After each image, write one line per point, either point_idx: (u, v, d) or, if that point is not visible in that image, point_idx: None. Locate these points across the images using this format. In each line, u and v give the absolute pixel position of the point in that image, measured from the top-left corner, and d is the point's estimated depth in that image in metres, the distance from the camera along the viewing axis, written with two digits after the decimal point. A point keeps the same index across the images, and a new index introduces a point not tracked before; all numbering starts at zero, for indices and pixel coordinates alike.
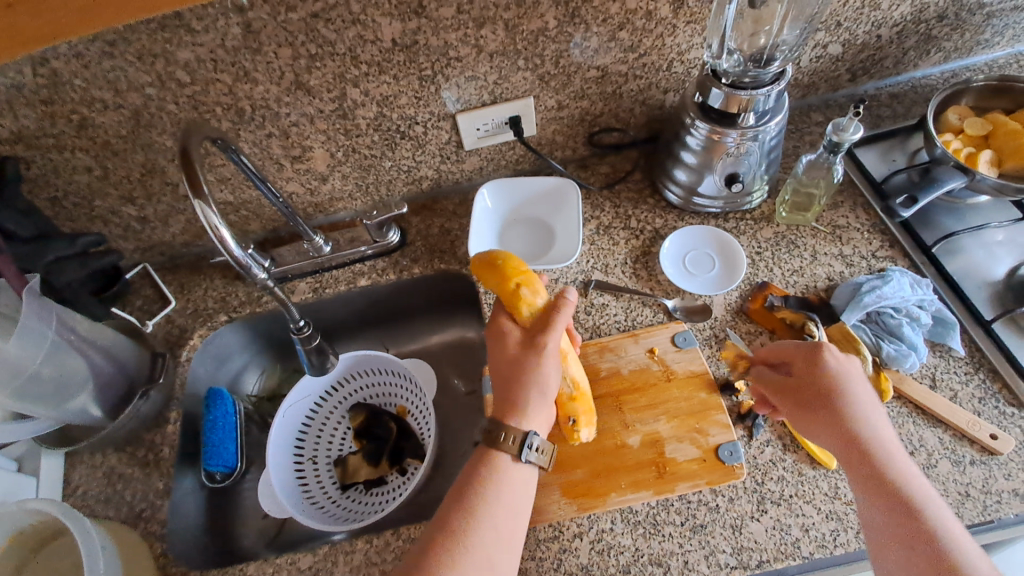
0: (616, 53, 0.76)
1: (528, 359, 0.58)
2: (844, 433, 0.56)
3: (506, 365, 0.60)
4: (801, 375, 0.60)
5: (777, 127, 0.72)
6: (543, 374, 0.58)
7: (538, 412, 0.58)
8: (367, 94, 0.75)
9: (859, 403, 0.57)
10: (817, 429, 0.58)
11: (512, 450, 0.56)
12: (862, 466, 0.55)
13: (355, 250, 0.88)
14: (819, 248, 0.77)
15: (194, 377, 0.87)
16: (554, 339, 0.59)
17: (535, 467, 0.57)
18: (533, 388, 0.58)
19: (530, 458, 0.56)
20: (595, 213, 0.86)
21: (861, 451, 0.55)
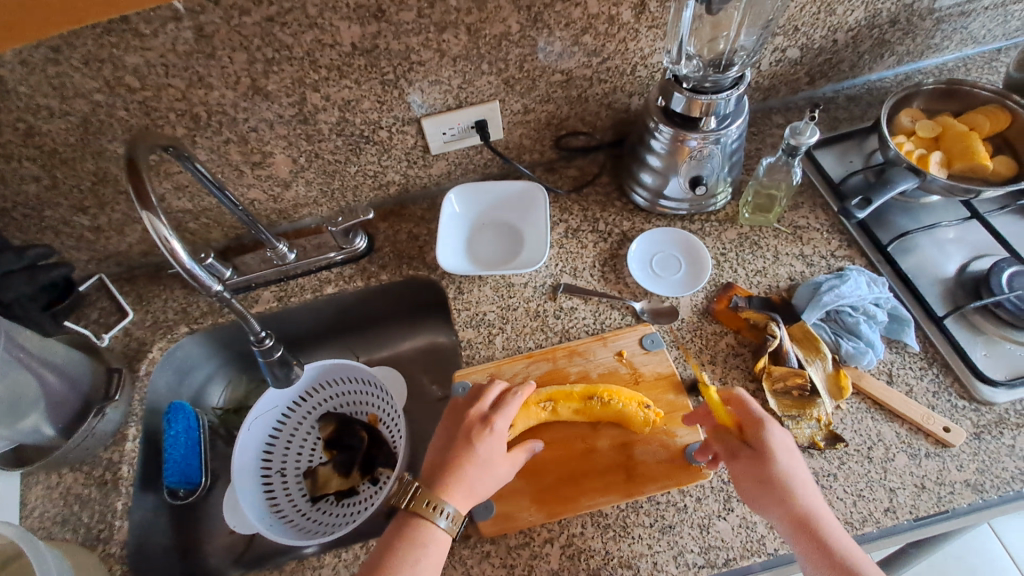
0: (580, 58, 0.77)
1: (475, 434, 0.62)
2: (762, 472, 0.57)
3: (455, 433, 0.63)
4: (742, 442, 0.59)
5: (737, 130, 0.73)
6: (484, 452, 0.60)
7: (469, 486, 0.59)
8: (327, 99, 0.73)
9: (786, 462, 0.57)
10: (765, 500, 0.56)
11: (430, 516, 0.57)
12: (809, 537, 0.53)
13: (323, 256, 0.86)
14: (781, 249, 0.79)
15: (154, 391, 0.84)
16: (502, 419, 0.63)
17: (447, 535, 0.57)
18: (471, 461, 0.60)
19: (438, 523, 0.57)
20: (564, 216, 0.86)
21: (807, 524, 0.54)
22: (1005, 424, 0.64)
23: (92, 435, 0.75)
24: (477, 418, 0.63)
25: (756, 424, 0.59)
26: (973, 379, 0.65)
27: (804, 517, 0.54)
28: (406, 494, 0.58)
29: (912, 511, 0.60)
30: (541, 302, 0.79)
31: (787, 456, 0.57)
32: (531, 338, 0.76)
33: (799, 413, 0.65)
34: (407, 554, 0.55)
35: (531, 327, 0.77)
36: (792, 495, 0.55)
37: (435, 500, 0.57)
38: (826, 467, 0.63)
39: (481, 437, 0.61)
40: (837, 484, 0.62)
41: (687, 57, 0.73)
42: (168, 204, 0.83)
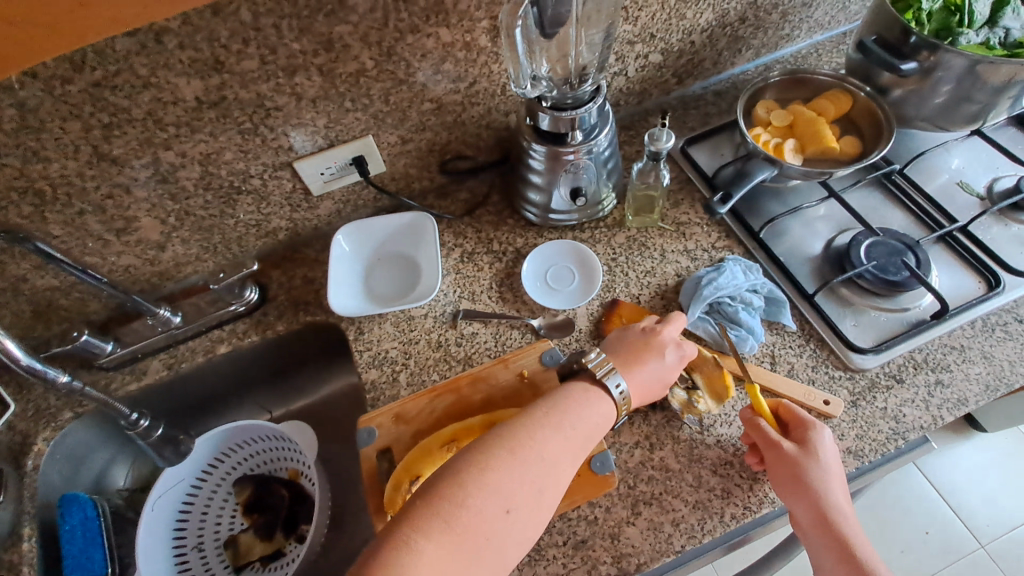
0: (446, 84, 0.77)
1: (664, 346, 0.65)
2: (823, 505, 0.58)
3: (633, 351, 0.65)
4: (790, 447, 0.61)
5: (607, 138, 0.76)
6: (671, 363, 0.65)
7: (644, 381, 0.63)
8: (185, 155, 0.70)
9: (842, 493, 0.59)
10: (796, 498, 0.60)
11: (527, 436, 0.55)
12: (831, 531, 0.58)
13: (222, 310, 0.83)
14: (666, 247, 0.81)
15: (45, 484, 0.78)
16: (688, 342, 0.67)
17: (613, 409, 0.60)
18: (648, 365, 0.64)
19: (612, 394, 0.60)
20: (458, 241, 0.86)
21: (831, 520, 0.58)
22: (876, 388, 0.68)
23: None
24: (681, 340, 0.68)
25: (813, 456, 0.60)
26: (846, 350, 0.69)
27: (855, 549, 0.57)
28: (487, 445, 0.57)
29: None
30: (442, 331, 0.79)
31: (830, 455, 0.61)
32: (435, 370, 0.76)
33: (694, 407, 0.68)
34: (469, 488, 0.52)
35: (434, 359, 0.77)
36: (826, 494, 0.59)
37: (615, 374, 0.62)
38: (723, 456, 0.66)
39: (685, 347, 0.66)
40: (734, 471, 0.65)
41: (535, 80, 0.73)
42: (31, 284, 0.77)
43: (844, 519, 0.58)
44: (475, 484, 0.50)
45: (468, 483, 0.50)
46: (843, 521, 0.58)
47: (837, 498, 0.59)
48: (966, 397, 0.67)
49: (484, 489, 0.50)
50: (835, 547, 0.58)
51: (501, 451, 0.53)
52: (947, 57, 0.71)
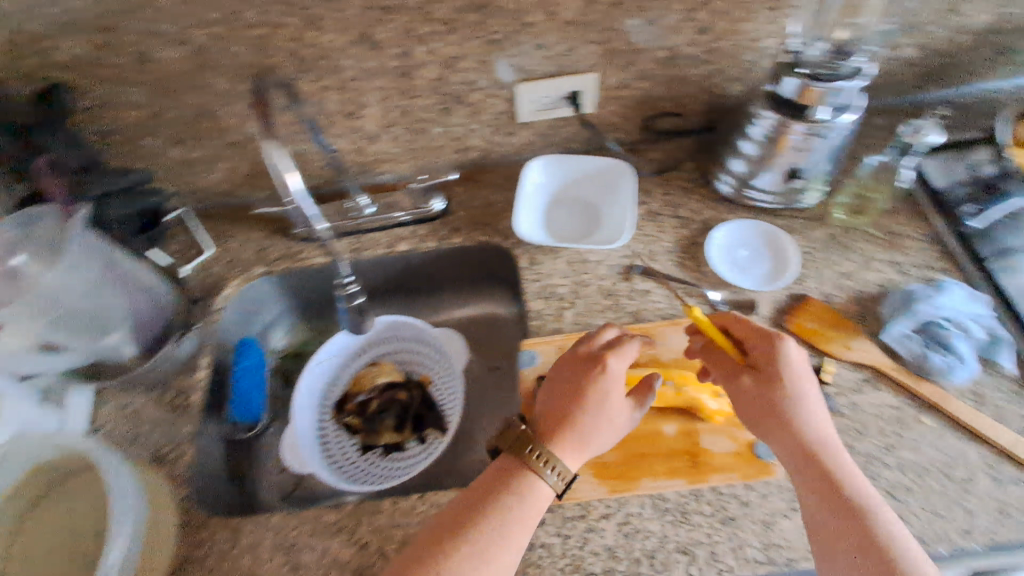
0: (690, 35, 0.74)
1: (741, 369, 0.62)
2: (795, 433, 0.57)
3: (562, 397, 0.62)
4: (805, 386, 0.59)
5: (849, 126, 0.70)
6: (777, 398, 0.59)
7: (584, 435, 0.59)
8: (430, 54, 0.73)
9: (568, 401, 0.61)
10: (766, 425, 0.59)
11: (536, 467, 0.57)
12: (812, 465, 0.56)
13: (393, 216, 0.88)
14: (872, 254, 0.76)
15: (225, 325, 0.87)
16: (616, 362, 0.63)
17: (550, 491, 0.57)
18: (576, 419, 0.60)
19: (545, 479, 0.57)
20: (643, 199, 0.85)
21: (812, 451, 0.56)
22: None
23: (168, 360, 0.78)
24: (752, 352, 0.63)
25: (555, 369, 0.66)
26: None
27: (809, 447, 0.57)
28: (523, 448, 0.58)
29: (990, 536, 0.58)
30: (615, 281, 0.78)
31: (813, 399, 0.59)
32: (601, 315, 0.76)
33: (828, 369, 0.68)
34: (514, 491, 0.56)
35: (602, 305, 0.77)
36: (803, 422, 0.58)
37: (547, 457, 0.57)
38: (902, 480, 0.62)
39: (780, 387, 0.59)
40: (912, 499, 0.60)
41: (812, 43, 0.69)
42: (258, 145, 0.84)
43: (850, 488, 0.54)
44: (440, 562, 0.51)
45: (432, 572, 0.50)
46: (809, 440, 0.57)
47: (810, 433, 0.57)
48: None
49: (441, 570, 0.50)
50: (823, 500, 0.54)
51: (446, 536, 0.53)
52: None
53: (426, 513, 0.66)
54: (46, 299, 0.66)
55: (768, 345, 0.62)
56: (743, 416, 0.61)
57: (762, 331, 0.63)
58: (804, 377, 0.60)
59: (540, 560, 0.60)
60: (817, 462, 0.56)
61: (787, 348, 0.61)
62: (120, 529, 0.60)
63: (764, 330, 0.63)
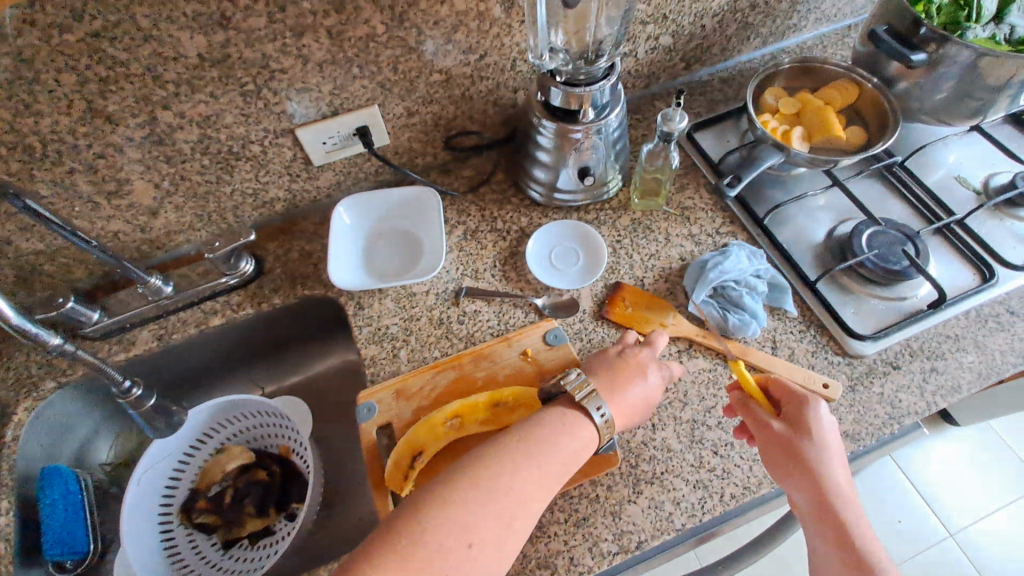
0: (456, 56, 0.75)
1: (769, 419, 0.61)
2: (817, 488, 0.57)
3: (605, 375, 0.65)
4: (824, 439, 0.59)
5: (617, 118, 0.75)
6: (801, 449, 0.58)
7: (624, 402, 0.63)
8: (183, 116, 0.67)
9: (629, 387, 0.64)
10: (790, 475, 0.59)
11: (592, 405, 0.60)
12: (830, 517, 0.56)
13: (213, 283, 0.80)
14: (671, 230, 0.81)
15: (26, 458, 0.75)
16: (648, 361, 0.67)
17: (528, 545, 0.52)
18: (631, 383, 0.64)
19: (592, 418, 0.60)
20: (461, 219, 0.85)
21: (830, 503, 0.56)
22: (873, 372, 0.69)
23: None
24: (786, 415, 0.61)
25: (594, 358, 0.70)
26: (844, 335, 0.70)
27: (825, 501, 0.57)
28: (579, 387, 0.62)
29: None
30: (444, 308, 0.77)
31: (832, 454, 0.59)
32: (436, 347, 0.75)
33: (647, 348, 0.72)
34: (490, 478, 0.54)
35: (436, 336, 0.76)
36: (825, 475, 0.57)
37: (597, 400, 0.61)
38: (724, 437, 0.66)
39: (806, 434, 0.59)
40: (734, 452, 0.66)
41: (555, 51, 0.73)
42: (13, 247, 0.74)
43: (856, 531, 0.55)
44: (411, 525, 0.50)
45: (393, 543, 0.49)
46: (833, 493, 0.57)
47: (833, 480, 0.57)
48: (959, 383, 0.69)
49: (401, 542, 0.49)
50: (843, 547, 0.55)
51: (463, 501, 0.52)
52: (954, 50, 0.71)
53: None
54: None
55: (800, 407, 0.61)
56: (768, 460, 0.60)
57: (794, 392, 0.62)
58: (829, 434, 0.60)
59: None
60: (843, 515, 0.56)
61: (819, 411, 0.60)
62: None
63: (797, 390, 0.62)
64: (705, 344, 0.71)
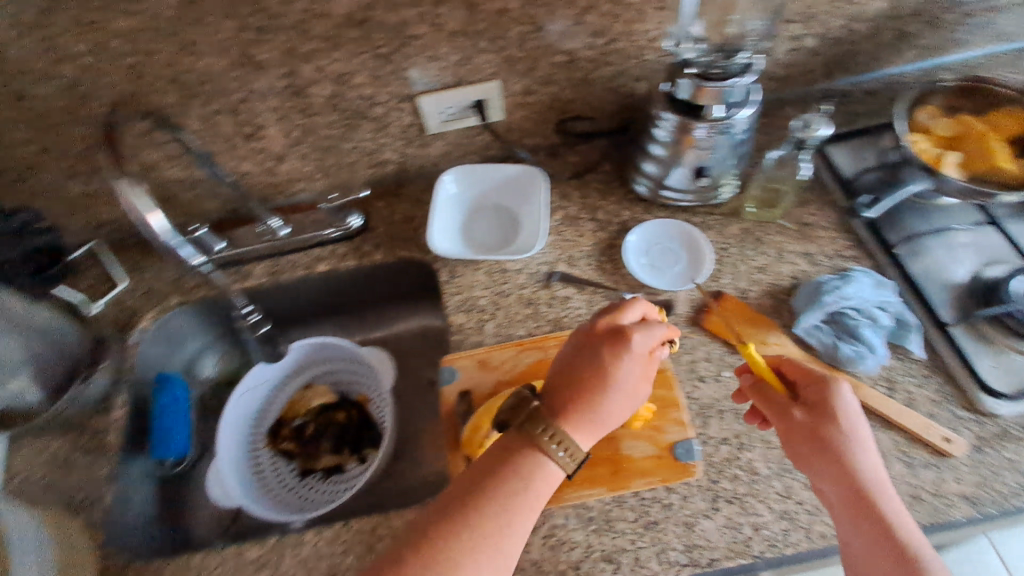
0: (584, 38, 0.73)
1: (791, 407, 0.58)
2: (850, 479, 0.54)
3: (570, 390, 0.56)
4: (846, 425, 0.55)
5: (746, 119, 0.70)
6: (828, 433, 0.55)
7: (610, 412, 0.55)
8: (321, 72, 0.71)
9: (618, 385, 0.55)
10: (819, 466, 0.55)
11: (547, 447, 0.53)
12: (864, 505, 0.52)
13: (317, 234, 0.85)
14: (785, 246, 0.76)
15: (143, 360, 0.83)
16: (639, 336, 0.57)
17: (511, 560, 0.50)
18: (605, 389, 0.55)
19: (556, 457, 0.53)
20: (563, 204, 0.84)
21: (865, 495, 0.53)
22: (1007, 437, 0.62)
23: (79, 399, 0.75)
24: (806, 399, 0.58)
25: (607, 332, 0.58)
26: (977, 390, 0.64)
27: (858, 491, 0.53)
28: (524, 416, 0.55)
29: None
30: (535, 290, 0.77)
31: (860, 439, 0.55)
32: (522, 326, 0.75)
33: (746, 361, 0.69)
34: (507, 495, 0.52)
35: (523, 315, 0.76)
36: (858, 466, 0.54)
37: (557, 435, 0.53)
38: None
39: (832, 420, 0.55)
40: None
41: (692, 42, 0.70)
42: (160, 173, 0.81)
43: (891, 515, 0.52)
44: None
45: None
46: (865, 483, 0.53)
47: (863, 464, 0.54)
48: None
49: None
50: (878, 535, 0.51)
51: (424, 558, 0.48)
52: None
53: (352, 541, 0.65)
54: None
55: (819, 389, 0.58)
56: (796, 451, 0.57)
57: (812, 372, 0.59)
58: (852, 414, 0.56)
59: None
60: (881, 509, 0.52)
61: (842, 394, 0.57)
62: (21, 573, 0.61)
63: (814, 371, 0.59)
64: (811, 371, 0.67)
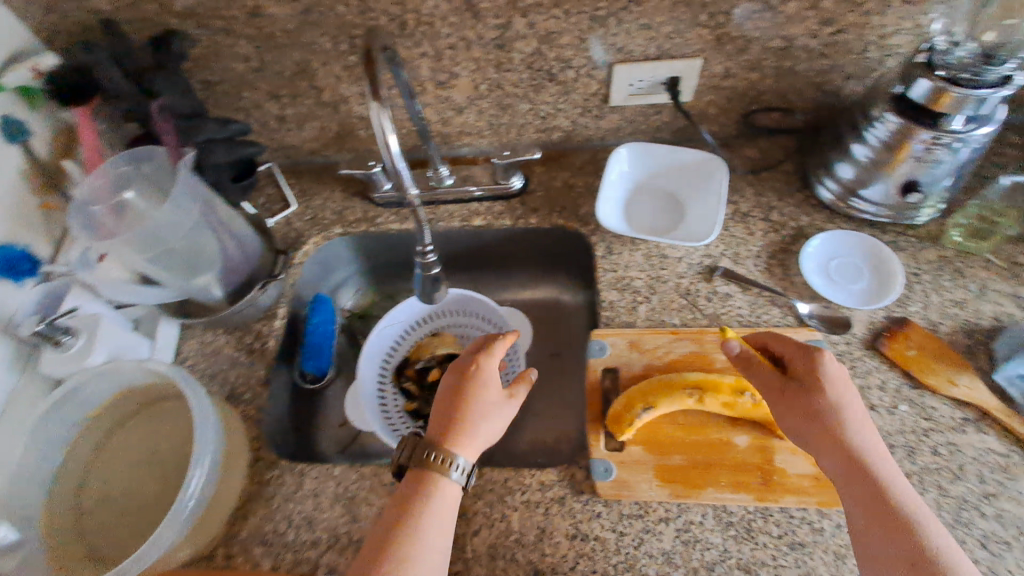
0: (811, 25, 0.69)
1: (784, 383, 0.57)
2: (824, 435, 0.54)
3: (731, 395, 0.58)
4: (846, 391, 0.55)
5: (980, 140, 0.63)
6: (827, 409, 0.54)
7: (477, 433, 0.59)
8: (532, 27, 0.71)
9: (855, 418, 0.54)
10: (832, 445, 0.53)
11: (440, 469, 0.56)
12: (880, 494, 0.50)
13: (464, 189, 0.88)
14: (990, 284, 0.69)
15: (302, 280, 0.89)
16: (488, 364, 0.64)
17: (456, 487, 0.57)
18: (473, 417, 0.60)
19: (450, 475, 0.56)
20: (734, 198, 0.80)
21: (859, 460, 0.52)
22: None
23: (251, 306, 0.81)
24: (796, 377, 0.58)
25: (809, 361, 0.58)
26: None
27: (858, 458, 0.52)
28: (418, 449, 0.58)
29: None
30: (694, 281, 0.75)
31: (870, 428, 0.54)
32: (677, 314, 0.73)
33: (927, 396, 0.64)
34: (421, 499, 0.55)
35: (679, 304, 0.74)
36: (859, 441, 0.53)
37: (447, 454, 0.56)
38: (999, 533, 0.56)
39: (821, 396, 0.55)
40: (1009, 555, 0.55)
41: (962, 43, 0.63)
42: (349, 107, 0.86)
43: (919, 512, 0.48)
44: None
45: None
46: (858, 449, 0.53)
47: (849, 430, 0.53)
48: None
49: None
50: (873, 512, 0.49)
51: (399, 544, 0.51)
52: None
53: (483, 488, 0.64)
54: (150, 237, 0.68)
55: (809, 358, 0.58)
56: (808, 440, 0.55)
57: (803, 353, 0.59)
58: (854, 402, 0.55)
59: (593, 552, 0.59)
60: (878, 482, 0.51)
61: (826, 370, 0.57)
62: (200, 461, 0.62)
63: (804, 346, 0.59)
64: (1006, 424, 0.60)
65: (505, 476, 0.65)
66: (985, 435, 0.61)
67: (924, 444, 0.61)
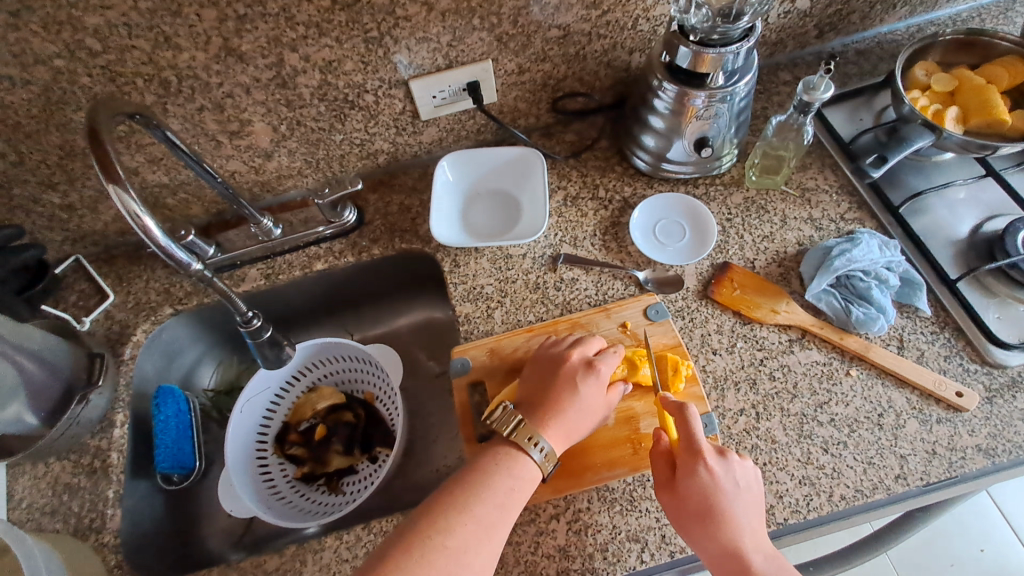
0: (578, 11, 0.71)
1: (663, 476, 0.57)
2: (708, 535, 0.54)
3: (537, 400, 0.61)
4: (722, 486, 0.55)
5: (746, 88, 0.68)
6: (692, 502, 0.55)
7: (567, 423, 0.59)
8: (307, 60, 0.68)
9: (735, 513, 0.54)
10: (691, 530, 0.55)
11: (524, 445, 0.57)
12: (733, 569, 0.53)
13: (311, 231, 0.82)
14: (789, 213, 0.76)
15: (141, 373, 0.81)
16: (606, 363, 0.62)
17: (538, 470, 0.57)
18: (567, 405, 0.59)
19: (532, 456, 0.57)
20: (562, 183, 0.83)
21: (733, 556, 0.53)
22: (1016, 386, 0.63)
23: (76, 423, 0.72)
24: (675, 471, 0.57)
25: (688, 456, 0.56)
26: (987, 342, 0.65)
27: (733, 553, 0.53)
28: (508, 424, 0.59)
29: (922, 477, 0.60)
30: (541, 274, 0.76)
31: (743, 510, 0.55)
32: (531, 311, 0.74)
33: (756, 329, 0.69)
34: (501, 472, 0.55)
35: (531, 300, 0.74)
36: (730, 535, 0.54)
37: (532, 433, 0.57)
38: (836, 435, 0.63)
39: (697, 492, 0.55)
40: (847, 452, 0.62)
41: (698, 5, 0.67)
42: (142, 178, 0.78)
43: None
44: (418, 552, 0.49)
45: (409, 564, 0.48)
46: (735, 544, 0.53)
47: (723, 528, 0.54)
48: None
49: (414, 564, 0.48)
50: None
51: (459, 495, 0.53)
52: None
53: (373, 543, 0.63)
54: None
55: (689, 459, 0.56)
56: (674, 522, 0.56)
57: (686, 442, 0.56)
58: (724, 491, 0.55)
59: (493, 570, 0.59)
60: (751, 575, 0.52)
61: (705, 468, 0.55)
62: None
63: (688, 440, 0.56)
64: (822, 336, 0.67)
65: (395, 522, 0.64)
66: (809, 350, 0.67)
67: (763, 373, 0.66)
